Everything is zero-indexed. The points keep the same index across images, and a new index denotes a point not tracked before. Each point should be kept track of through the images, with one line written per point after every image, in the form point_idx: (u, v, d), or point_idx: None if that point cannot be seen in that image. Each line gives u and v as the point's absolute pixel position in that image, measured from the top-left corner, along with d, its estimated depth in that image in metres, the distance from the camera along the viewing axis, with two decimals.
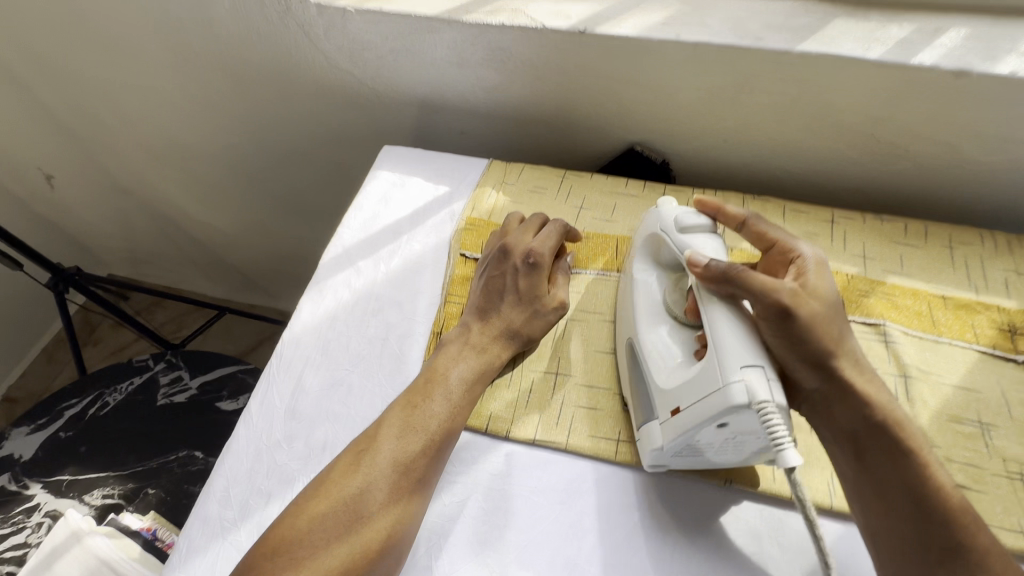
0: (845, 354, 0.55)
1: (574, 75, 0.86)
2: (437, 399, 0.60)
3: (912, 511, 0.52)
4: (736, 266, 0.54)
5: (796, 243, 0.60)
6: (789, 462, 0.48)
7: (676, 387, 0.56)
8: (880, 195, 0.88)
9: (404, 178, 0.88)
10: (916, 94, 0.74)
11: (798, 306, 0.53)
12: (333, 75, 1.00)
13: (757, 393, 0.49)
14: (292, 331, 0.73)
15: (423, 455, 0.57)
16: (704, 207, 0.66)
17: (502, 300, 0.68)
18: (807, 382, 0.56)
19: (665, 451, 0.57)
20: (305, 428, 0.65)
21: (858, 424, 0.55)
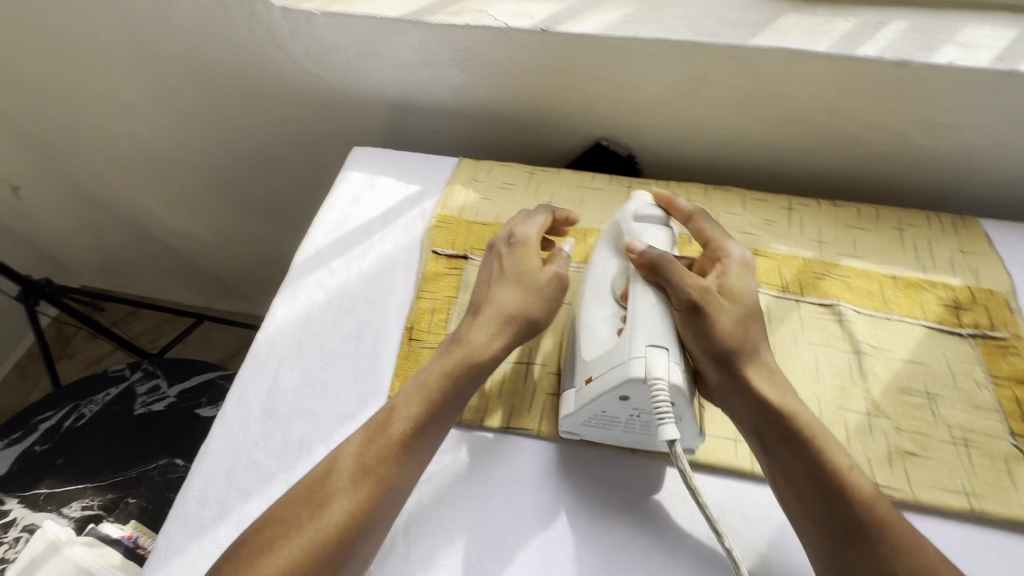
0: (744, 351, 0.59)
1: (538, 73, 0.88)
2: (412, 399, 0.58)
3: (822, 494, 0.54)
4: (665, 256, 0.60)
5: (728, 243, 0.66)
6: (667, 435, 0.53)
7: (594, 358, 0.60)
8: (836, 182, 0.92)
9: (375, 178, 0.89)
10: (862, 85, 0.77)
11: (706, 301, 0.58)
12: (302, 78, 1.01)
13: (654, 368, 0.53)
14: (267, 332, 0.74)
15: (394, 453, 0.55)
16: (659, 200, 0.72)
17: (486, 285, 0.66)
18: (707, 373, 0.59)
19: (576, 418, 0.61)
20: (281, 426, 0.66)
21: (756, 415, 0.58)
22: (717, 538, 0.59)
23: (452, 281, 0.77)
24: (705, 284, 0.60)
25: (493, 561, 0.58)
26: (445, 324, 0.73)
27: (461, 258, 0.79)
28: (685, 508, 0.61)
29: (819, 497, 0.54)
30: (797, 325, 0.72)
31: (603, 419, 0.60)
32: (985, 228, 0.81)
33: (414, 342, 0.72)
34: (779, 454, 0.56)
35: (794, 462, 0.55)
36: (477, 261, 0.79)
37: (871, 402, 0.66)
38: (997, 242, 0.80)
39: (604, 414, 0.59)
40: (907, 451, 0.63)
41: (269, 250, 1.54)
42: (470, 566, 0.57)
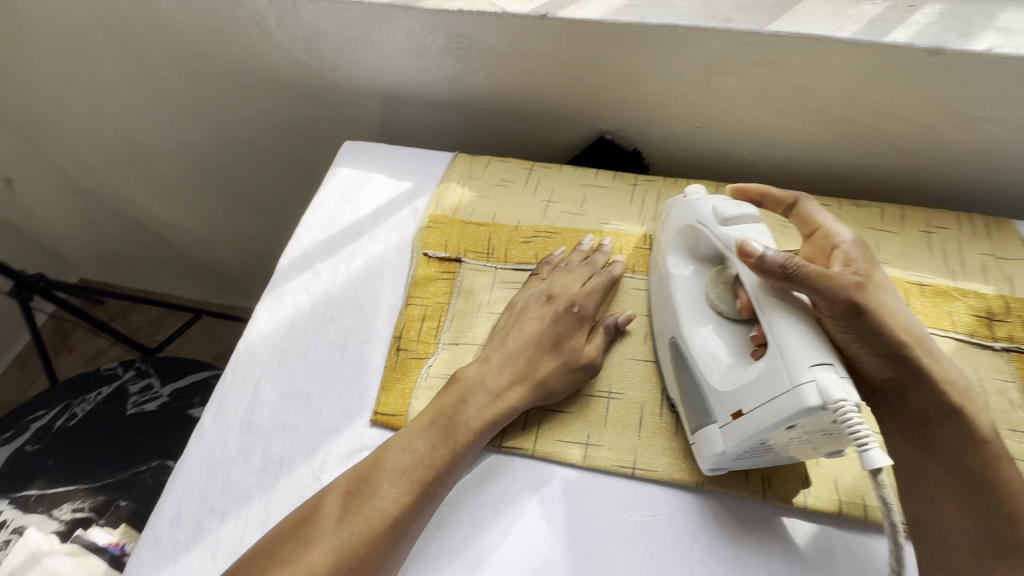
0: (915, 341, 0.54)
1: (539, 62, 0.82)
2: (420, 433, 0.58)
3: (975, 503, 0.51)
4: (792, 259, 0.51)
5: (841, 227, 0.59)
6: (876, 463, 0.46)
7: (735, 390, 0.54)
8: (857, 180, 0.86)
9: (365, 175, 0.85)
10: (890, 74, 0.71)
11: (862, 296, 0.52)
12: (291, 68, 0.96)
13: (832, 393, 0.46)
14: (248, 340, 0.70)
15: (393, 490, 0.55)
16: (739, 195, 0.66)
17: (536, 351, 0.64)
18: (878, 372, 0.54)
19: (727, 455, 0.55)
20: (261, 442, 0.62)
21: (931, 409, 0.54)
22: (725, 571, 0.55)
23: (444, 286, 0.72)
24: (851, 278, 0.53)
25: None
26: (435, 332, 0.69)
27: (454, 260, 0.74)
28: (690, 535, 0.57)
29: (969, 506, 0.52)
30: None
31: (758, 451, 0.54)
32: (1021, 230, 0.75)
33: (401, 351, 0.67)
34: (948, 457, 0.53)
35: (952, 471, 0.52)
36: (470, 264, 0.74)
37: None
38: None
39: (762, 446, 0.53)
40: None
41: (265, 245, 1.50)
42: None
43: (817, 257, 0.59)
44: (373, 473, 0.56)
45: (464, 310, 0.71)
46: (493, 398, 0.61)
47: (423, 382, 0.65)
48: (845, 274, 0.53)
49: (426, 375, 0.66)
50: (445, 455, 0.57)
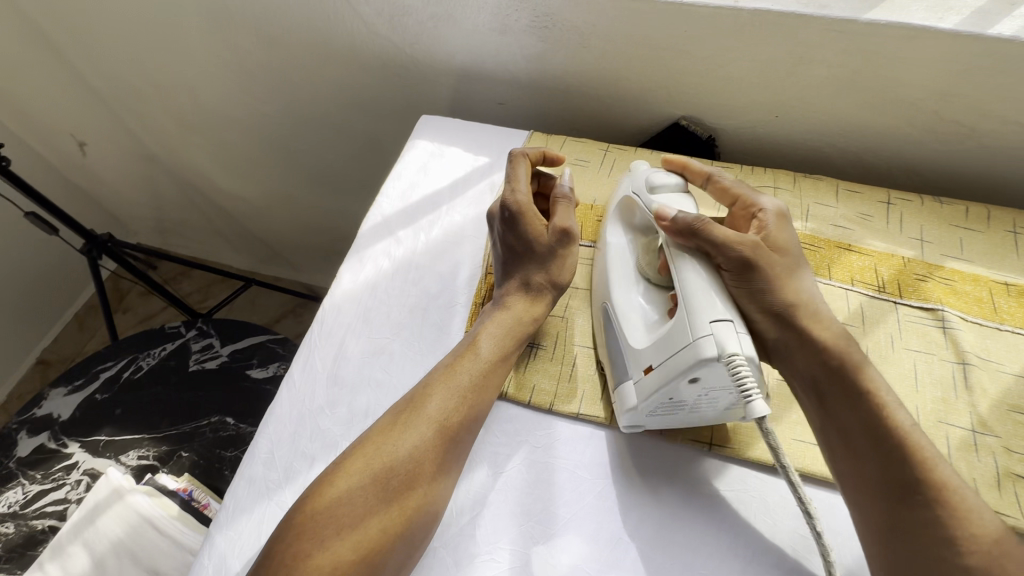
0: (804, 303, 0.59)
1: (622, 44, 0.83)
2: (465, 367, 0.61)
3: (877, 473, 0.52)
4: (700, 219, 0.58)
5: (759, 198, 0.65)
6: (760, 412, 0.50)
7: (647, 346, 0.58)
8: (940, 177, 0.85)
9: (442, 148, 0.87)
10: (990, 68, 0.70)
11: (755, 255, 0.58)
12: (371, 42, 0.98)
13: (727, 344, 0.51)
14: (333, 298, 0.72)
15: (440, 432, 0.57)
16: (670, 165, 0.71)
17: (501, 269, 0.69)
18: (765, 332, 0.59)
19: (639, 411, 0.58)
20: (347, 394, 0.65)
21: (818, 369, 0.57)
22: (802, 549, 0.55)
23: None
24: (751, 239, 0.58)
25: (560, 550, 0.56)
26: None
27: None
28: (766, 512, 0.57)
29: (881, 474, 0.52)
30: (894, 329, 0.67)
31: (670, 406, 0.57)
32: None
33: None
34: (838, 420, 0.55)
35: (846, 440, 0.55)
36: None
37: (976, 417, 0.61)
38: None
39: (672, 400, 0.56)
40: (1017, 474, 0.58)
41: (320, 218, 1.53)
42: (537, 554, 0.56)
43: (742, 225, 0.66)
44: (422, 412, 0.58)
45: None
46: (506, 334, 0.63)
47: None
48: (748, 236, 0.59)
49: None
50: (493, 376, 0.61)
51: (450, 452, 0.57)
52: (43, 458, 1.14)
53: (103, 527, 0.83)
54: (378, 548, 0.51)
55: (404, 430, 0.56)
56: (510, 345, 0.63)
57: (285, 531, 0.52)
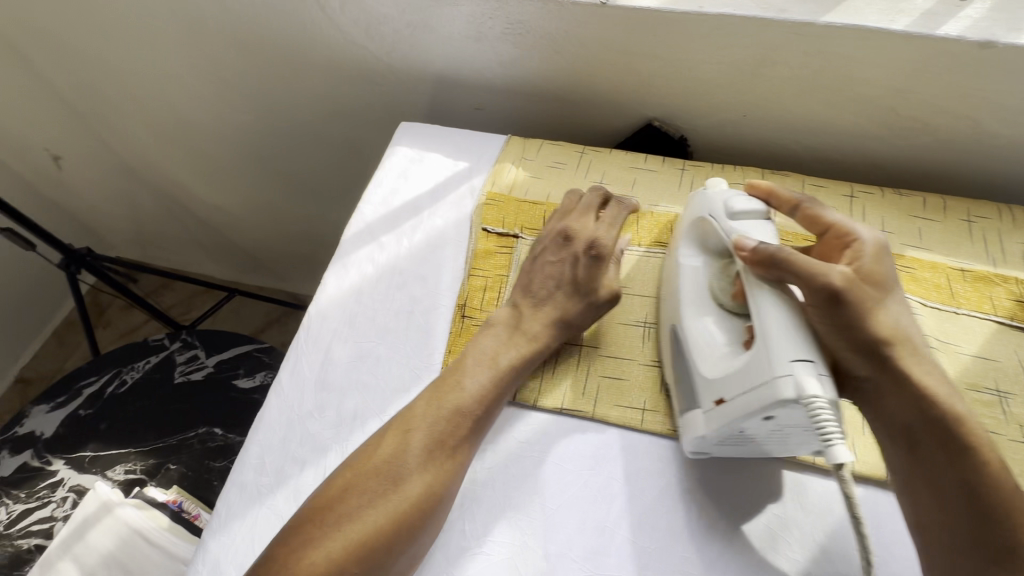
0: (894, 341, 0.57)
1: (594, 49, 0.85)
2: (471, 366, 0.63)
3: (964, 502, 0.54)
4: (782, 250, 0.55)
5: (853, 225, 0.61)
6: (841, 457, 0.50)
7: (722, 376, 0.57)
8: (899, 170, 0.89)
9: (422, 154, 0.88)
10: (939, 66, 0.74)
11: (847, 291, 0.55)
12: (347, 51, 0.99)
13: (806, 388, 0.50)
14: (318, 305, 0.73)
15: (453, 429, 0.59)
16: (755, 190, 0.67)
17: (558, 291, 0.68)
18: (855, 370, 0.57)
19: (707, 441, 0.58)
20: (335, 398, 0.66)
21: (914, 415, 0.56)
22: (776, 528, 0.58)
23: (504, 260, 0.76)
24: (840, 272, 0.55)
25: (548, 540, 0.58)
26: (497, 302, 0.72)
27: (512, 236, 0.78)
28: (743, 495, 0.60)
29: (974, 533, 0.53)
30: None
31: (735, 439, 0.58)
32: None
33: (466, 319, 0.71)
34: (932, 462, 0.55)
35: (935, 472, 0.55)
36: (528, 240, 0.78)
37: None
38: None
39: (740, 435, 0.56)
40: None
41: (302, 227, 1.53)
42: (526, 544, 0.58)
43: (830, 254, 0.62)
44: (436, 408, 0.60)
45: None
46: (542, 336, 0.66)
47: None
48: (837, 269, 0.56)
49: None
50: (511, 372, 0.64)
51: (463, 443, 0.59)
52: (28, 476, 1.12)
53: (93, 541, 0.83)
54: (377, 547, 0.53)
55: (411, 426, 0.59)
56: (528, 360, 0.65)
57: (287, 535, 0.54)
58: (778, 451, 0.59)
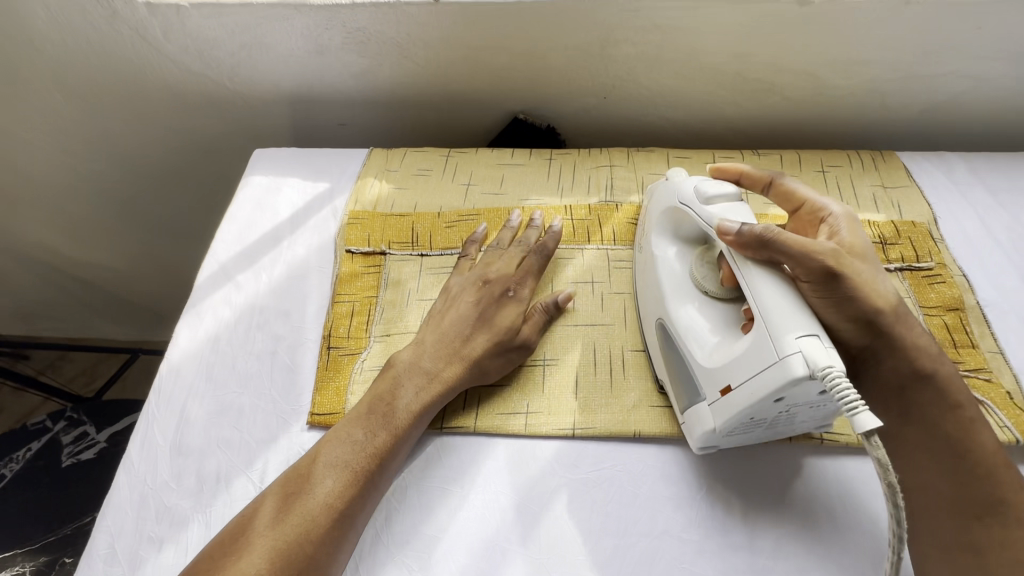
0: (891, 308, 0.54)
1: (440, 49, 0.82)
2: (352, 424, 0.57)
3: (954, 463, 0.53)
4: (770, 228, 0.50)
5: (824, 200, 0.60)
6: (868, 426, 0.43)
7: (724, 365, 0.52)
8: (759, 131, 0.91)
9: (278, 181, 0.82)
10: (768, 27, 0.75)
11: (841, 263, 0.51)
12: (188, 81, 0.92)
13: (818, 361, 0.45)
14: (171, 361, 0.67)
15: (329, 502, 0.52)
16: (722, 174, 0.63)
17: (472, 329, 0.63)
18: (853, 341, 0.55)
19: (717, 432, 0.54)
20: (194, 462, 0.60)
21: (908, 375, 0.55)
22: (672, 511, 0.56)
23: (371, 280, 0.71)
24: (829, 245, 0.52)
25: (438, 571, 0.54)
26: (365, 326, 0.68)
27: (378, 254, 0.73)
28: (632, 482, 0.58)
29: (959, 494, 0.52)
30: None
31: (748, 425, 0.53)
32: (903, 161, 0.81)
33: (332, 350, 0.66)
34: (930, 421, 0.54)
35: (929, 434, 0.54)
36: (396, 255, 0.74)
37: None
38: (914, 173, 0.80)
39: (753, 420, 0.52)
40: None
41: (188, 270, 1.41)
42: None
43: (806, 230, 0.60)
44: (309, 482, 0.54)
45: (394, 300, 0.70)
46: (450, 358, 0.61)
47: (358, 377, 0.64)
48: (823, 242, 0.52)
49: (360, 369, 0.65)
50: (401, 426, 0.58)
51: (340, 519, 0.52)
52: None
53: None
54: None
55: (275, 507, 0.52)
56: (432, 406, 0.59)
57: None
58: (798, 428, 0.56)
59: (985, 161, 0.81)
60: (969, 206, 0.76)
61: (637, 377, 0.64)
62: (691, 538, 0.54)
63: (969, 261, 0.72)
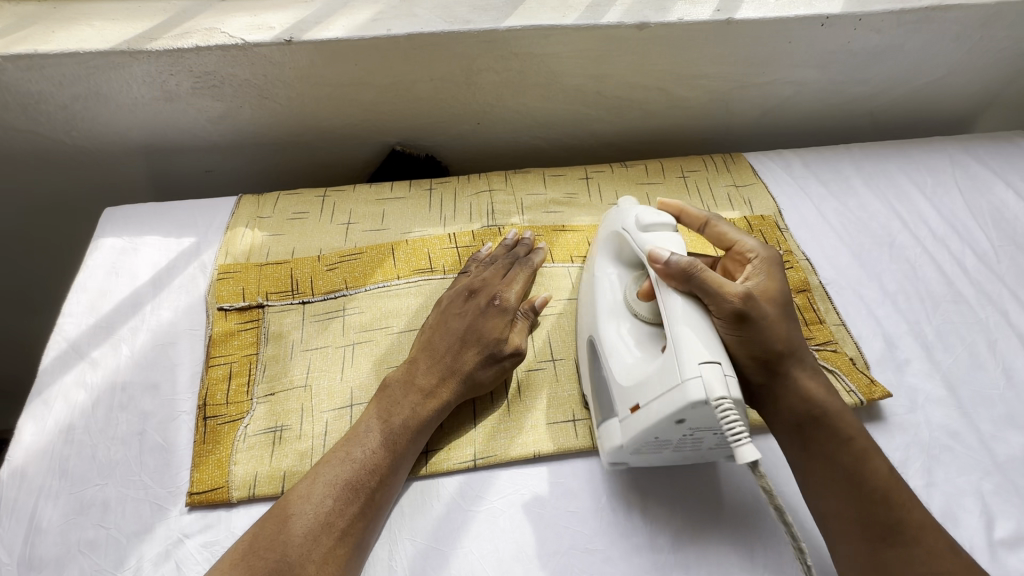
0: (794, 350, 0.57)
1: (303, 88, 0.80)
2: (331, 465, 0.55)
3: (853, 491, 0.53)
4: (695, 263, 0.53)
5: (752, 243, 0.62)
6: (749, 457, 0.46)
7: (634, 384, 0.54)
8: (627, 143, 0.97)
9: (135, 241, 0.76)
10: (616, 50, 0.81)
11: (752, 307, 0.54)
12: (15, 138, 0.82)
13: (713, 389, 0.47)
14: (11, 462, 0.58)
15: (313, 550, 0.50)
16: (666, 208, 0.66)
17: (460, 345, 0.63)
18: (755, 377, 0.57)
19: (623, 450, 0.55)
20: (50, 574, 0.53)
21: (806, 412, 0.56)
22: (577, 525, 0.57)
23: (249, 337, 0.67)
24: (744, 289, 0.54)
25: None
26: (246, 388, 0.64)
27: (255, 307, 0.69)
28: (536, 503, 0.58)
29: (861, 518, 0.53)
30: None
31: (655, 445, 0.54)
32: (749, 161, 0.91)
33: (209, 420, 0.61)
34: (824, 454, 0.55)
35: (827, 466, 0.55)
36: (276, 306, 0.70)
37: None
38: (759, 171, 0.89)
39: (658, 440, 0.53)
40: None
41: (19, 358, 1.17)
42: None
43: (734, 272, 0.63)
44: (280, 532, 0.51)
45: (277, 354, 0.66)
46: (425, 395, 0.60)
47: (242, 445, 0.60)
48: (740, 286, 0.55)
49: (243, 437, 0.60)
50: (384, 458, 0.56)
51: (327, 570, 0.50)
52: None
53: None
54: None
55: (240, 569, 0.48)
56: (400, 442, 0.57)
57: None
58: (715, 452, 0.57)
59: (814, 155, 0.93)
60: (805, 195, 0.86)
61: (533, 398, 0.64)
62: (597, 548, 0.56)
63: (810, 245, 0.81)
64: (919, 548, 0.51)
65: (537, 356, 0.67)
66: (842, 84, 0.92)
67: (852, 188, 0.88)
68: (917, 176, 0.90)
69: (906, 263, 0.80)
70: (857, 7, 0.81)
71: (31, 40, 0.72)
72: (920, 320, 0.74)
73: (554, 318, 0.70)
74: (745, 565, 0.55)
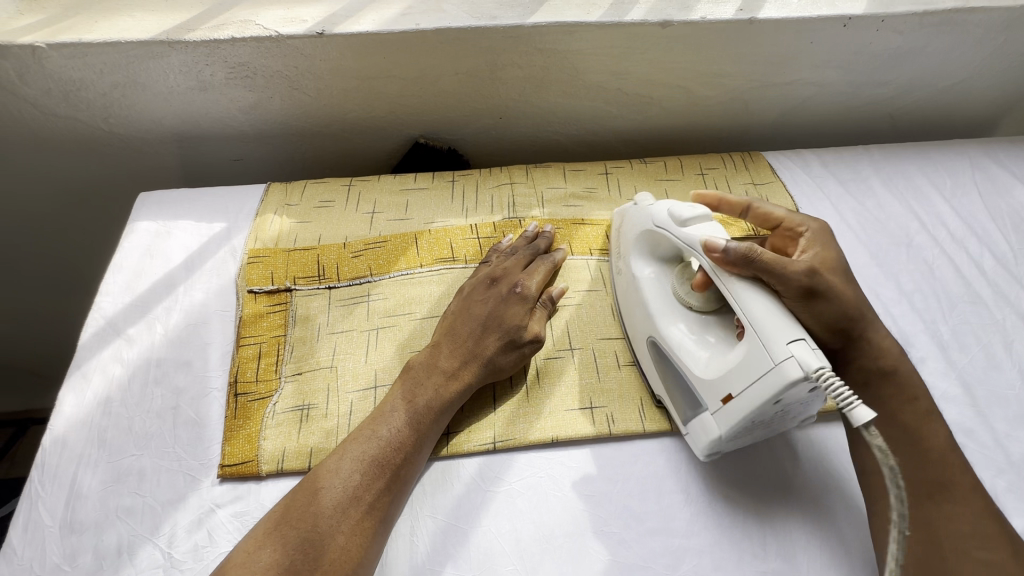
0: (863, 311, 0.59)
1: (333, 80, 0.82)
2: (357, 442, 0.57)
3: (917, 453, 0.55)
4: (755, 248, 0.54)
5: (798, 218, 0.64)
6: (864, 418, 0.44)
7: (720, 375, 0.55)
8: (645, 140, 0.99)
9: (168, 224, 0.78)
10: (639, 47, 0.82)
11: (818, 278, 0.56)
12: (55, 124, 0.85)
13: (810, 363, 0.48)
14: (53, 431, 0.61)
15: (342, 521, 0.52)
16: (703, 200, 0.68)
17: (481, 332, 0.65)
18: (828, 343, 0.59)
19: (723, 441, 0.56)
20: (90, 538, 0.56)
21: (875, 370, 0.59)
22: (593, 508, 0.58)
23: (277, 319, 0.70)
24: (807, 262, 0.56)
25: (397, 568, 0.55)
26: (274, 368, 0.66)
27: (283, 291, 0.72)
28: (552, 484, 0.60)
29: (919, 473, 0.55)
30: None
31: (750, 430, 0.55)
32: (767, 160, 0.91)
33: (240, 397, 0.64)
34: (890, 412, 0.58)
35: (890, 423, 0.57)
36: (302, 291, 0.72)
37: None
38: (777, 170, 0.90)
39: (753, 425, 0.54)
40: None
41: (45, 340, 1.21)
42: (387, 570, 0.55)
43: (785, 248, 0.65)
44: (310, 504, 0.53)
45: (304, 336, 0.68)
46: (448, 376, 0.62)
47: (271, 421, 0.62)
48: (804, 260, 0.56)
49: (272, 414, 0.63)
50: (408, 437, 0.58)
51: (354, 541, 0.52)
52: None
53: None
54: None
55: (272, 538, 0.50)
56: (423, 424, 0.59)
57: None
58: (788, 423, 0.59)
59: (832, 155, 0.93)
60: (823, 194, 0.87)
61: (551, 385, 0.66)
62: (613, 531, 0.57)
63: None
64: (964, 507, 0.53)
65: (555, 345, 0.69)
66: (861, 86, 0.92)
67: (870, 187, 0.88)
68: (935, 177, 0.90)
69: (923, 263, 0.80)
70: (880, 9, 0.81)
71: (75, 30, 0.75)
72: (937, 319, 0.75)
73: (572, 308, 0.72)
74: (758, 553, 0.57)
